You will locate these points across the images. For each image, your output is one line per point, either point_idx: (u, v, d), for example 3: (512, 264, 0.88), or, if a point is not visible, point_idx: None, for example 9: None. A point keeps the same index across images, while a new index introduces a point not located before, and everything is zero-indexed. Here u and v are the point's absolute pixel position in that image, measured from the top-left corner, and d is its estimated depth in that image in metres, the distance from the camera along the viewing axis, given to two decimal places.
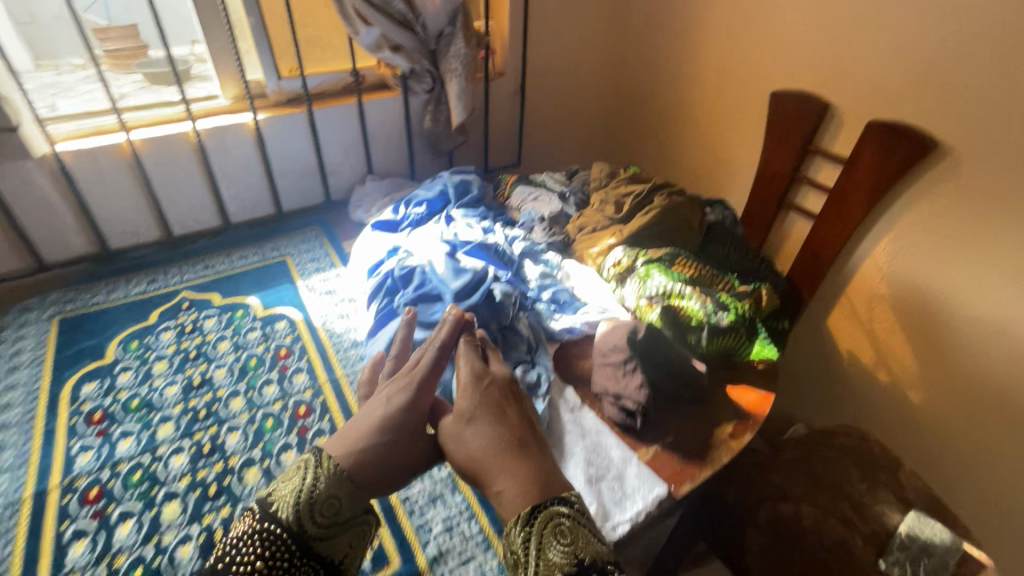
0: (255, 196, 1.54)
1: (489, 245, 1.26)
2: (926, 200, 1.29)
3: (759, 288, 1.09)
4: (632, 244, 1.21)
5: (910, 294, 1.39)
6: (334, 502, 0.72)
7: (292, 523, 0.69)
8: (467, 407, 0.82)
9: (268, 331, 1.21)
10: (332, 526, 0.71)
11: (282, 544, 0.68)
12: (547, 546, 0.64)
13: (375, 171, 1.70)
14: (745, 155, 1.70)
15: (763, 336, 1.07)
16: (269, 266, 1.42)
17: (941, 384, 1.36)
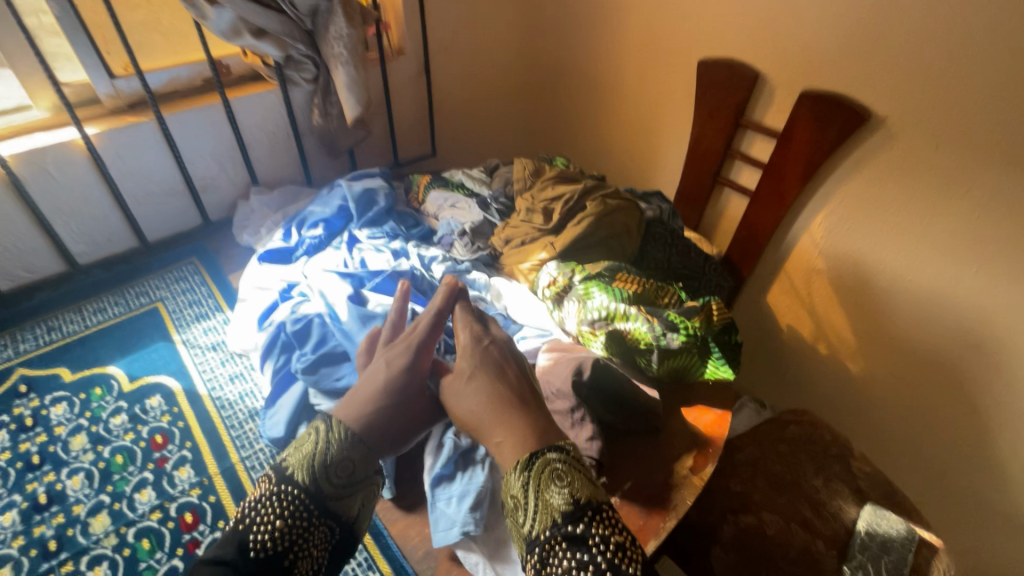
0: (106, 229, 1.24)
1: (402, 273, 1.07)
2: (860, 176, 1.22)
3: (710, 300, 0.97)
4: (566, 257, 1.07)
5: (848, 271, 1.33)
6: (345, 463, 0.70)
7: (309, 487, 0.68)
8: (468, 369, 0.79)
9: (139, 411, 0.97)
10: (346, 489, 0.71)
11: (300, 507, 0.67)
12: (544, 492, 0.66)
13: (259, 182, 1.42)
14: (676, 131, 1.57)
15: (717, 355, 0.96)
16: (134, 318, 1.15)
17: (881, 359, 1.33)
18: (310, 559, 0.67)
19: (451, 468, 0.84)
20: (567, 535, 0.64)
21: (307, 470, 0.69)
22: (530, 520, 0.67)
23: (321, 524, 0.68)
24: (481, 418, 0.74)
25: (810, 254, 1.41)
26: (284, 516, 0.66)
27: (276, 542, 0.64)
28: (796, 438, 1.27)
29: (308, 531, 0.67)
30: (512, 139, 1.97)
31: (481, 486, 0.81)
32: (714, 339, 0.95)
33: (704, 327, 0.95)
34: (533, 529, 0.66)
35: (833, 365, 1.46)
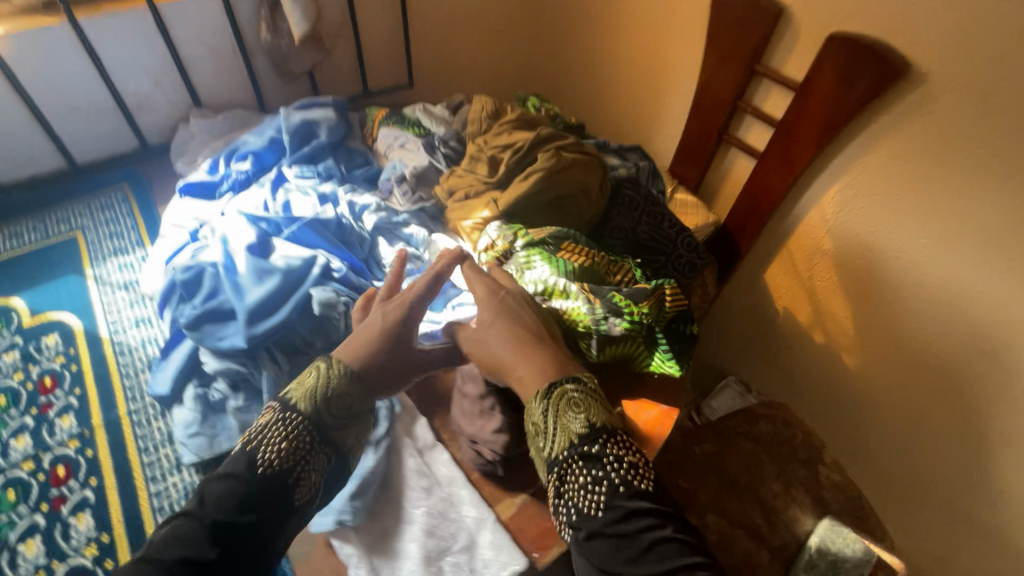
0: (26, 144, 1.13)
1: (325, 222, 0.95)
2: (885, 143, 1.00)
3: (664, 284, 0.83)
4: (511, 217, 0.93)
5: (857, 257, 1.13)
6: (343, 394, 0.68)
7: (311, 414, 0.66)
8: (486, 317, 0.77)
9: (32, 350, 0.90)
10: (341, 417, 0.67)
11: (302, 431, 0.64)
12: (563, 416, 0.68)
13: (203, 104, 1.29)
14: (682, 75, 1.34)
15: (664, 347, 0.83)
16: (48, 247, 1.06)
17: (880, 362, 1.15)
18: (310, 485, 0.63)
19: None
20: (584, 455, 0.66)
21: (307, 397, 0.66)
22: (548, 443, 0.69)
23: (320, 452, 0.64)
24: (500, 357, 0.74)
25: (817, 231, 1.20)
26: (289, 436, 0.63)
27: (281, 459, 0.62)
28: (763, 436, 1.15)
29: (310, 456, 0.64)
30: (508, 76, 1.72)
31: (364, 471, 0.75)
32: (661, 330, 0.82)
33: (651, 315, 0.81)
34: (550, 450, 0.69)
35: (823, 361, 1.29)
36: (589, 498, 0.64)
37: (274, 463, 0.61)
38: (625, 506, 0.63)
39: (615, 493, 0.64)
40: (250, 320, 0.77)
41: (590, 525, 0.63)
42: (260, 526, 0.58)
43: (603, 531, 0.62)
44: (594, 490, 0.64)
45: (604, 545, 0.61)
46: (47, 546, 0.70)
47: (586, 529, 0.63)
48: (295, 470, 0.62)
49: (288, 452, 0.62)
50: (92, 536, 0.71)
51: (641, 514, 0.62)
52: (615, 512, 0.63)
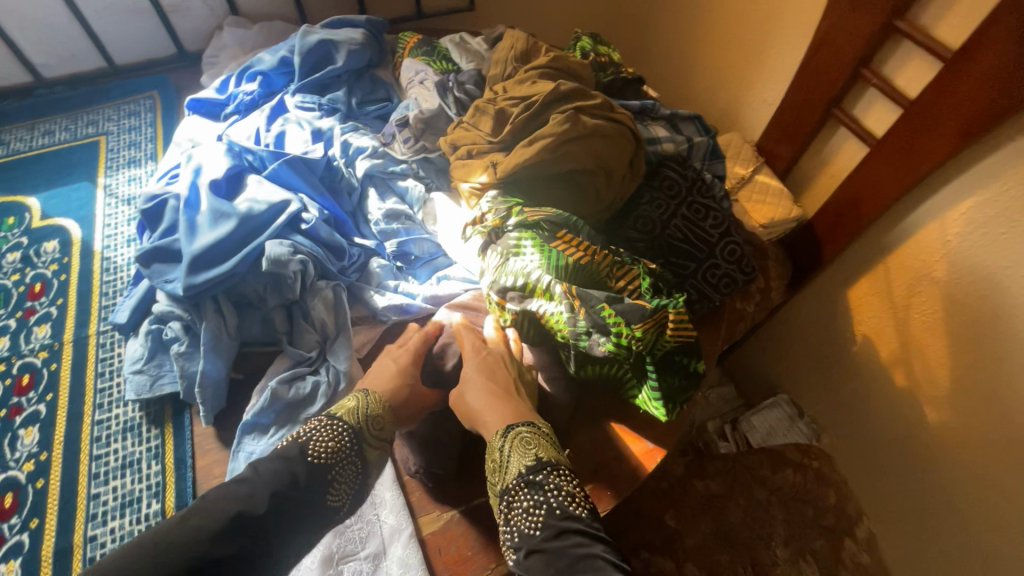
0: (67, 42, 1.13)
1: (310, 163, 0.86)
2: (1020, 169, 0.65)
3: (667, 305, 0.66)
4: (511, 188, 0.77)
5: (970, 322, 0.75)
6: (379, 416, 0.61)
7: (353, 424, 0.59)
8: (468, 370, 0.65)
9: (33, 253, 0.93)
10: (376, 437, 0.60)
11: (346, 438, 0.57)
12: (516, 448, 0.57)
13: (239, 12, 1.21)
14: (779, 18, 1.00)
15: (653, 386, 0.67)
16: (74, 151, 1.08)
17: (966, 474, 0.80)
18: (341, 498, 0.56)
19: (271, 419, 0.70)
20: (527, 482, 0.55)
21: (356, 409, 0.60)
22: (498, 479, 0.58)
23: (355, 467, 0.57)
24: (469, 413, 0.63)
25: (926, 262, 0.80)
26: (335, 439, 0.57)
27: (328, 456, 0.55)
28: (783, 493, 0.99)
29: (348, 464, 0.57)
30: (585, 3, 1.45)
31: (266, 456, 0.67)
32: (653, 361, 0.66)
33: (645, 344, 0.64)
34: (498, 483, 0.57)
35: (886, 443, 0.94)
36: (529, 521, 0.53)
37: (323, 456, 0.55)
38: (559, 524, 0.51)
39: (554, 514, 0.52)
40: (192, 267, 0.72)
41: (526, 547, 0.51)
42: (301, 515, 0.51)
43: (537, 553, 0.50)
44: (534, 514, 0.53)
45: (537, 567, 0.50)
46: None
47: (522, 550, 0.51)
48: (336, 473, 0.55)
49: (334, 452, 0.56)
50: (33, 453, 0.74)
51: (575, 532, 0.51)
52: (547, 531, 0.51)
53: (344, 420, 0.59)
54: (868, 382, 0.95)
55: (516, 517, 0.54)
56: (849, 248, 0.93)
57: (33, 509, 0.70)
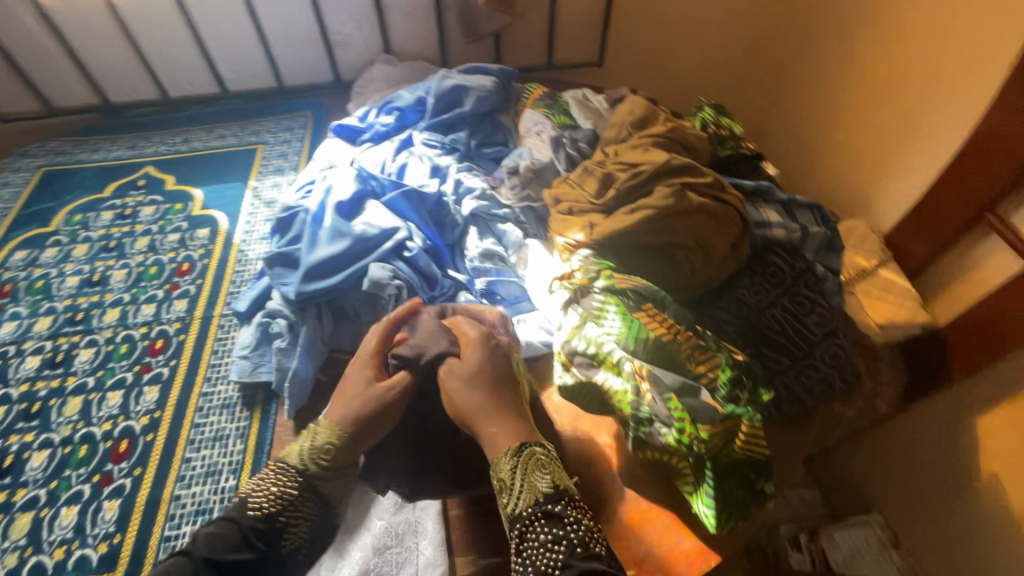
0: (252, 63, 1.35)
1: (423, 197, 0.93)
2: None
3: (742, 415, 0.64)
4: (605, 250, 0.78)
5: None
6: (330, 450, 0.55)
7: (300, 466, 0.54)
8: (470, 360, 0.60)
9: (188, 236, 1.10)
10: (332, 470, 0.55)
11: (293, 481, 0.53)
12: (530, 472, 0.53)
13: (392, 50, 1.36)
14: (929, 107, 0.93)
15: (706, 493, 0.64)
16: (237, 154, 1.27)
17: None
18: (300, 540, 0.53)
19: None
20: (544, 509, 0.51)
21: (303, 449, 0.55)
22: (507, 502, 0.53)
23: (309, 506, 0.54)
24: (466, 416, 0.57)
25: None
26: (279, 487, 0.53)
27: (272, 510, 0.52)
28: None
29: (302, 506, 0.53)
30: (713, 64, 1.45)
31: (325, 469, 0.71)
32: (713, 469, 0.64)
33: (709, 448, 0.63)
34: (507, 505, 0.53)
35: None
36: (546, 558, 0.49)
37: (264, 511, 0.51)
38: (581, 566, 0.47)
39: (575, 553, 0.48)
40: (306, 275, 0.80)
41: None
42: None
43: None
44: (554, 548, 0.49)
45: None
46: (124, 400, 0.87)
47: None
48: (286, 523, 0.52)
49: (278, 504, 0.52)
50: (149, 409, 0.86)
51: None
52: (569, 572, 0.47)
53: (288, 464, 0.54)
54: (992, 530, 0.80)
55: (531, 549, 0.50)
56: (985, 368, 0.80)
57: (138, 459, 0.81)
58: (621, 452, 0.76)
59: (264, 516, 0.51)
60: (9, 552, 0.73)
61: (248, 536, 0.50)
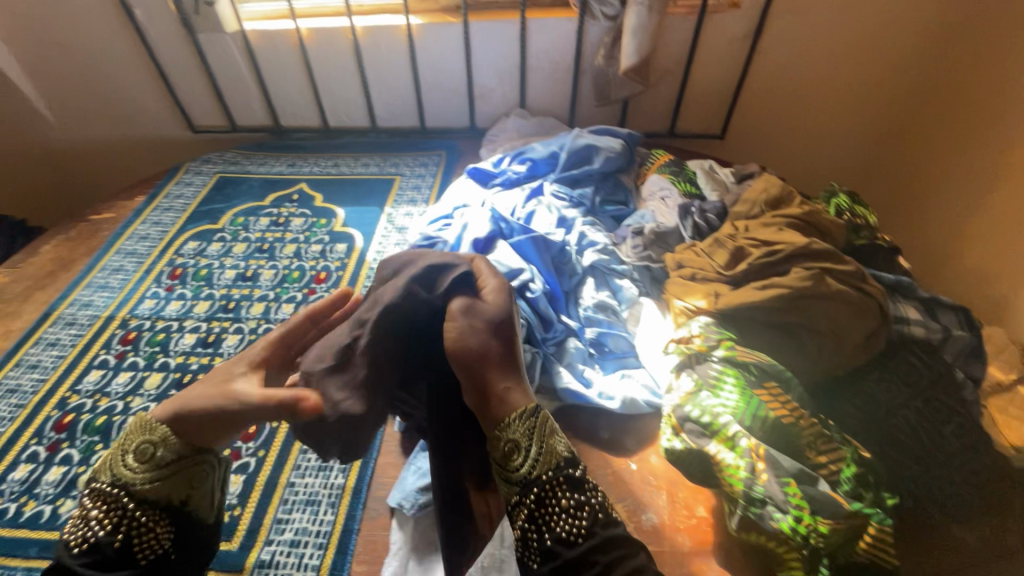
0: (403, 105, 1.51)
1: (549, 243, 0.98)
2: None
3: (871, 515, 0.62)
4: (726, 322, 0.79)
5: None
6: (144, 454, 0.61)
7: (121, 486, 0.61)
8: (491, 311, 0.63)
9: (328, 249, 1.23)
10: (156, 472, 0.61)
11: (116, 499, 0.60)
12: (550, 437, 0.59)
13: (527, 106, 1.49)
14: None
15: None
16: (378, 182, 1.41)
17: None
18: (157, 540, 0.60)
19: None
20: (566, 475, 0.58)
21: (117, 463, 0.62)
22: (524, 462, 0.58)
23: (138, 513, 0.60)
24: (473, 357, 0.59)
25: None
26: (103, 509, 0.60)
27: (102, 531, 0.58)
28: None
29: (137, 516, 0.60)
30: (837, 146, 1.48)
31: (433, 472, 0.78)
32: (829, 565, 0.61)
33: (827, 543, 0.61)
34: (523, 467, 0.58)
35: None
36: (570, 523, 0.56)
37: (94, 541, 0.58)
38: (605, 533, 0.55)
39: (597, 521, 0.56)
40: None
41: (581, 535, 0.55)
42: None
43: (596, 539, 0.55)
44: (578, 513, 0.56)
45: (602, 552, 0.54)
46: None
47: (580, 538, 0.55)
48: (127, 535, 0.58)
49: (107, 523, 0.58)
50: None
51: (619, 543, 0.55)
52: (597, 538, 0.55)
53: (103, 482, 0.61)
54: None
55: (555, 512, 0.56)
56: None
57: (263, 442, 0.89)
58: (717, 528, 0.75)
59: (94, 542, 0.58)
60: None
61: (80, 564, 0.57)
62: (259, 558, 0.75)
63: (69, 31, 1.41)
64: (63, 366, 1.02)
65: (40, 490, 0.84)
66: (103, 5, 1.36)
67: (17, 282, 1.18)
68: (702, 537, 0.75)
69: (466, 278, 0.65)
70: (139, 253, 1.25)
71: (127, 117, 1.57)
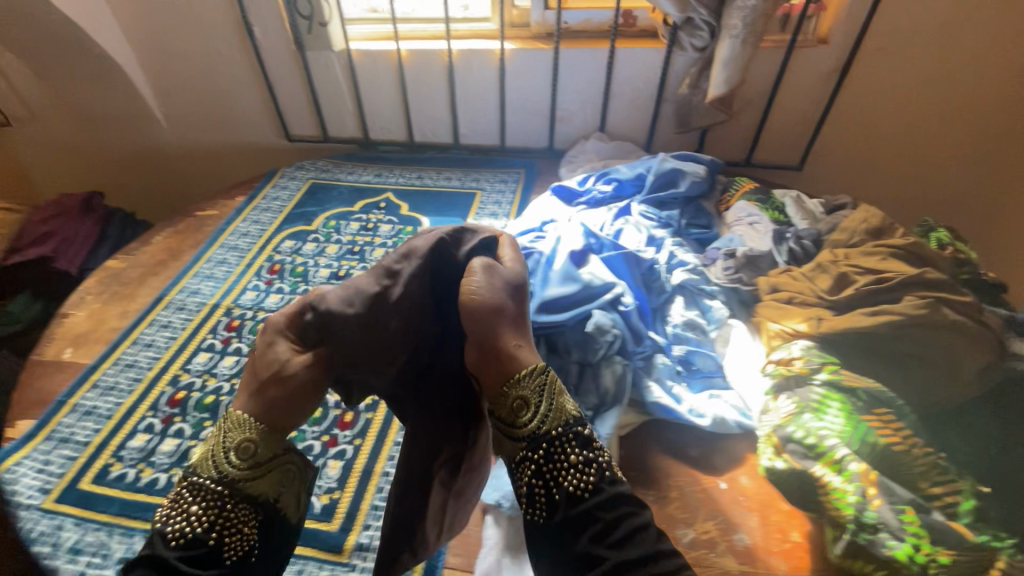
0: (486, 124, 1.59)
1: (640, 260, 1.01)
2: None
3: (999, 549, 0.60)
4: (828, 346, 0.80)
5: None
6: (247, 448, 0.63)
7: (220, 479, 0.61)
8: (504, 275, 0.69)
9: None
10: (256, 470, 0.63)
11: (214, 493, 0.60)
12: (559, 396, 0.63)
13: (606, 130, 1.54)
14: None
15: None
16: (460, 195, 1.48)
17: None
18: (245, 540, 0.60)
19: None
20: (576, 434, 0.61)
21: (219, 460, 0.62)
22: (536, 419, 0.61)
23: (234, 509, 0.60)
24: (486, 310, 0.65)
25: None
26: (202, 505, 0.60)
27: (200, 527, 0.58)
28: None
29: (235, 512, 0.60)
30: (910, 183, 1.50)
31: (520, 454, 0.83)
32: None
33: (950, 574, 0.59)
34: (535, 425, 0.61)
35: None
36: (578, 478, 0.58)
37: (189, 534, 0.58)
38: (611, 488, 0.58)
39: (604, 477, 0.59)
40: (540, 308, 0.91)
41: (587, 490, 0.58)
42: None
43: (603, 494, 0.57)
44: (586, 470, 0.59)
45: (607, 506, 0.56)
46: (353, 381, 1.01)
47: (586, 492, 0.57)
48: (221, 534, 0.58)
49: (206, 519, 0.58)
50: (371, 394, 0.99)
51: (623, 499, 0.57)
52: (604, 493, 0.57)
53: (204, 478, 0.61)
54: None
55: (564, 467, 0.59)
56: None
57: (359, 431, 0.93)
58: (814, 555, 0.74)
59: (191, 537, 0.57)
60: None
61: (177, 557, 0.56)
62: (359, 540, 0.78)
63: (193, 45, 1.55)
64: (175, 347, 1.09)
65: (157, 459, 0.90)
66: (226, 23, 1.49)
67: (132, 268, 1.28)
68: (798, 563, 0.73)
69: (486, 245, 0.72)
70: (241, 248, 1.33)
71: (232, 125, 1.71)
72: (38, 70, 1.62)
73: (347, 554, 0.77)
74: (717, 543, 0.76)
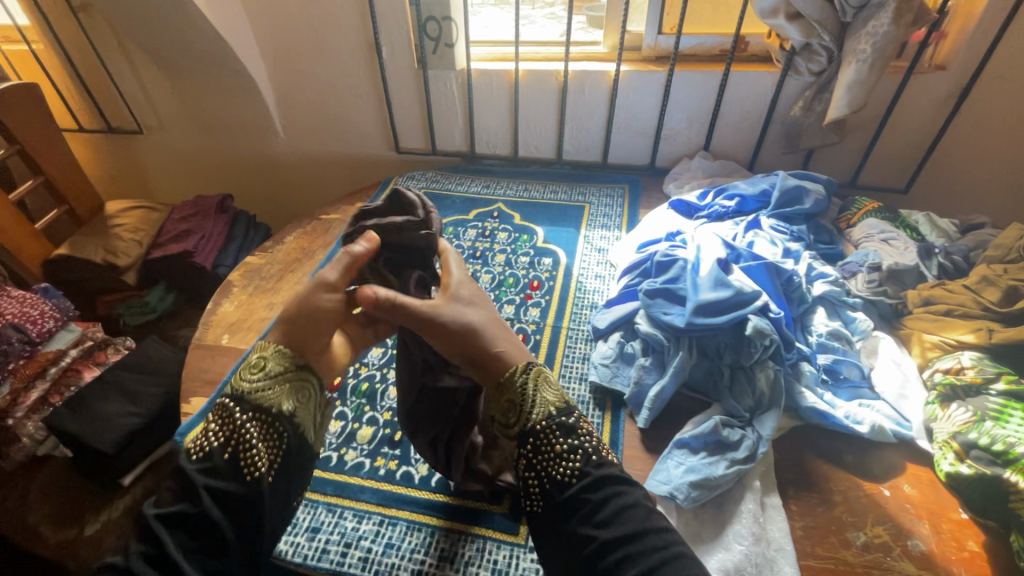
0: (590, 141, 1.65)
1: (780, 271, 1.02)
2: None
3: None
4: (996, 356, 0.86)
5: None
6: (261, 367, 0.64)
7: (236, 397, 0.62)
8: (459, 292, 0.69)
9: (536, 261, 1.34)
10: (269, 382, 0.63)
11: (231, 409, 0.61)
12: (540, 387, 0.65)
13: (710, 149, 1.59)
14: None
15: None
16: (569, 207, 1.53)
17: None
18: (264, 451, 0.60)
19: (700, 444, 0.85)
20: (561, 424, 0.63)
21: (235, 378, 0.64)
22: (523, 416, 0.64)
23: (249, 421, 0.60)
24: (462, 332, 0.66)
25: None
26: (220, 422, 0.61)
27: (217, 441, 0.59)
28: None
29: (252, 425, 0.60)
30: None
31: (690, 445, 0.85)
32: None
33: None
34: (519, 424, 0.64)
35: None
36: (565, 466, 0.60)
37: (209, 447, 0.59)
38: (597, 472, 0.60)
39: (590, 462, 0.60)
40: (694, 310, 0.94)
41: (575, 475, 0.59)
42: (231, 496, 0.57)
43: (589, 477, 0.59)
44: (572, 458, 0.61)
45: (591, 489, 0.58)
46: None
47: (573, 480, 0.59)
48: (237, 444, 0.59)
49: (223, 434, 0.59)
50: None
51: (610, 480, 0.59)
52: (590, 477, 0.59)
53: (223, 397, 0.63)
54: None
55: (554, 456, 0.61)
56: None
57: None
58: (996, 564, 0.72)
59: (210, 450, 0.59)
60: (422, 462, 0.91)
61: (196, 469, 0.58)
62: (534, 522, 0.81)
63: (319, 63, 1.67)
64: None
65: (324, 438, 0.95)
66: (355, 44, 1.60)
67: (270, 264, 1.37)
68: (981, 571, 0.71)
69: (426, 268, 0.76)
70: None
71: (346, 137, 1.83)
72: (178, 84, 1.77)
73: (523, 535, 0.80)
74: (891, 547, 0.75)
